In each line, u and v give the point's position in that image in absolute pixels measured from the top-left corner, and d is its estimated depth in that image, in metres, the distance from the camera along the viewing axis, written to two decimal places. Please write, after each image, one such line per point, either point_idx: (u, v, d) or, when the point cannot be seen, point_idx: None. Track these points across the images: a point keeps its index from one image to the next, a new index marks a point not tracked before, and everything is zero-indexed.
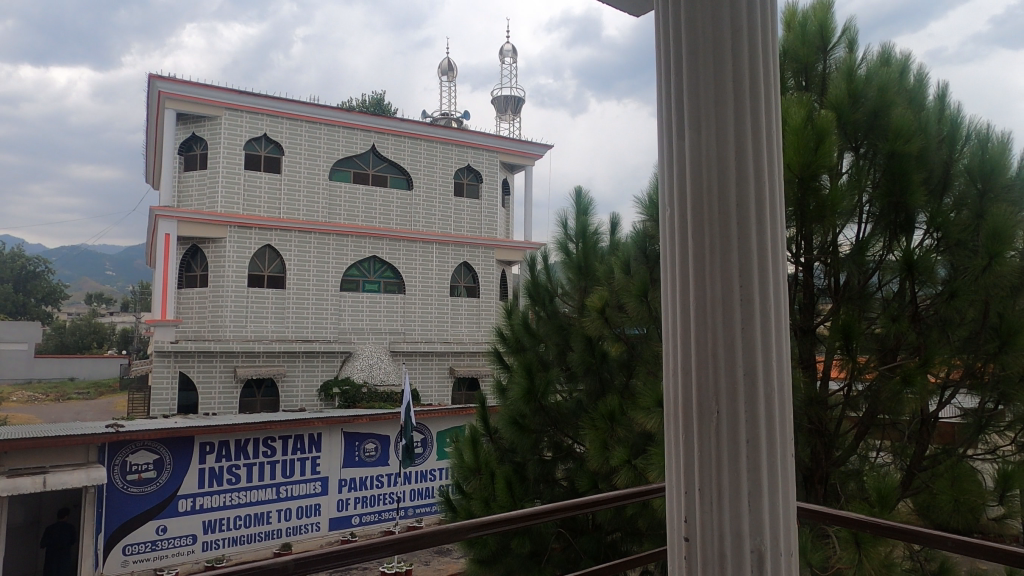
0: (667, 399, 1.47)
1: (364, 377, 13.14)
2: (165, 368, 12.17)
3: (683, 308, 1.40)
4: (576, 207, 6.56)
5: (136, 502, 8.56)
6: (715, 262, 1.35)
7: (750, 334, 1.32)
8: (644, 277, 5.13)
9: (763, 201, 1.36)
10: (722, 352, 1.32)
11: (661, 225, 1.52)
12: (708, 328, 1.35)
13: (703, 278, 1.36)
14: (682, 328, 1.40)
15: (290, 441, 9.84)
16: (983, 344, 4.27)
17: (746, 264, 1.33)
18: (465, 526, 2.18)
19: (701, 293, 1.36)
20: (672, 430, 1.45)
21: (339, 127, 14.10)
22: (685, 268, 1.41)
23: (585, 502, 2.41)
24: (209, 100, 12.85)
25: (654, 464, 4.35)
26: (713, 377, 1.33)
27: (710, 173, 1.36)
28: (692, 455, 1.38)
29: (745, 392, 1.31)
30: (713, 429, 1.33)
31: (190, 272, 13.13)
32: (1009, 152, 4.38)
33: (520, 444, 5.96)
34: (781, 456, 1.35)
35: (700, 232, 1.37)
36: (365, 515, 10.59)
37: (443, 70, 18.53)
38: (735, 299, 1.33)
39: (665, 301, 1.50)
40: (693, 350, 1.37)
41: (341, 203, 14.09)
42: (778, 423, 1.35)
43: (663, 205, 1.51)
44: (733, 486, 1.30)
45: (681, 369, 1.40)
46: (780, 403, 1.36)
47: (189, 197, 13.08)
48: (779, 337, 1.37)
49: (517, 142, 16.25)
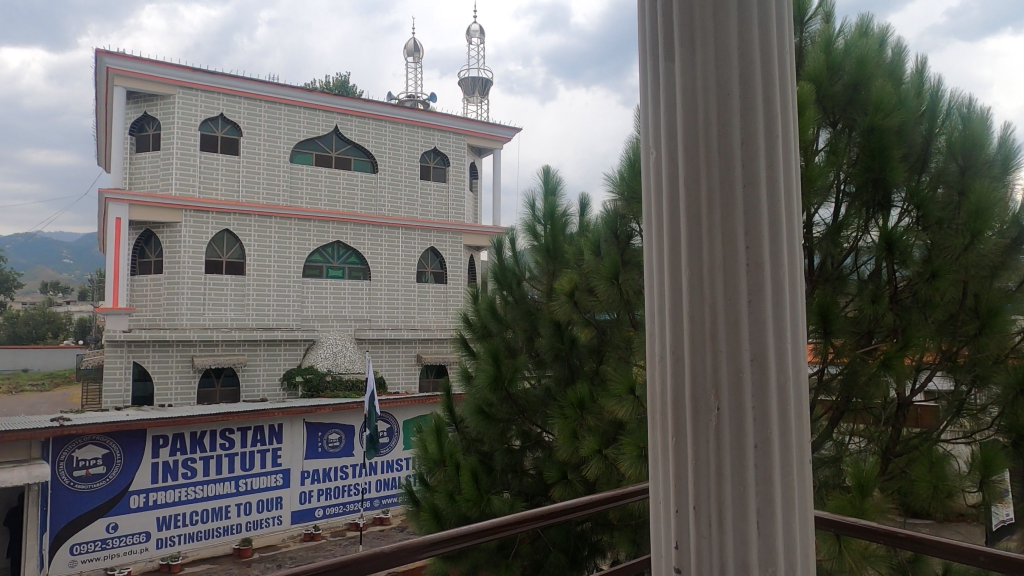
0: (650, 394, 1.24)
1: (328, 366, 12.75)
2: (118, 358, 11.63)
3: (670, 280, 1.16)
4: (543, 188, 6.32)
5: (84, 499, 8.11)
6: (713, 220, 1.10)
7: (759, 308, 1.08)
8: (615, 259, 4.87)
9: (775, 144, 1.11)
10: (724, 328, 1.09)
11: (644, 179, 1.28)
12: (703, 301, 1.11)
13: (697, 240, 1.12)
14: (669, 301, 1.16)
15: (249, 432, 9.46)
16: (962, 327, 4.18)
17: (753, 222, 1.09)
18: (423, 540, 1.88)
19: (694, 259, 1.12)
20: (659, 438, 1.20)
21: (300, 107, 13.58)
22: (675, 229, 1.16)
23: (555, 511, 2.16)
24: (161, 77, 12.22)
25: (625, 454, 4.14)
26: (711, 365, 1.09)
27: (707, 110, 1.12)
28: (685, 462, 1.13)
29: (753, 381, 1.08)
30: (711, 430, 1.09)
31: (144, 258, 12.57)
32: (990, 126, 4.23)
33: (487, 433, 5.73)
34: (797, 463, 1.11)
35: (695, 183, 1.12)
36: (329, 507, 10.31)
37: (408, 51, 18.06)
38: (740, 268, 1.09)
39: (647, 274, 1.27)
40: (685, 330, 1.13)
41: (303, 186, 13.59)
42: (793, 421, 1.11)
43: (645, 158, 1.27)
44: (737, 505, 1.07)
45: (670, 356, 1.15)
46: (795, 397, 1.12)
47: (142, 180, 12.49)
48: (794, 314, 1.13)
49: (485, 125, 15.88)
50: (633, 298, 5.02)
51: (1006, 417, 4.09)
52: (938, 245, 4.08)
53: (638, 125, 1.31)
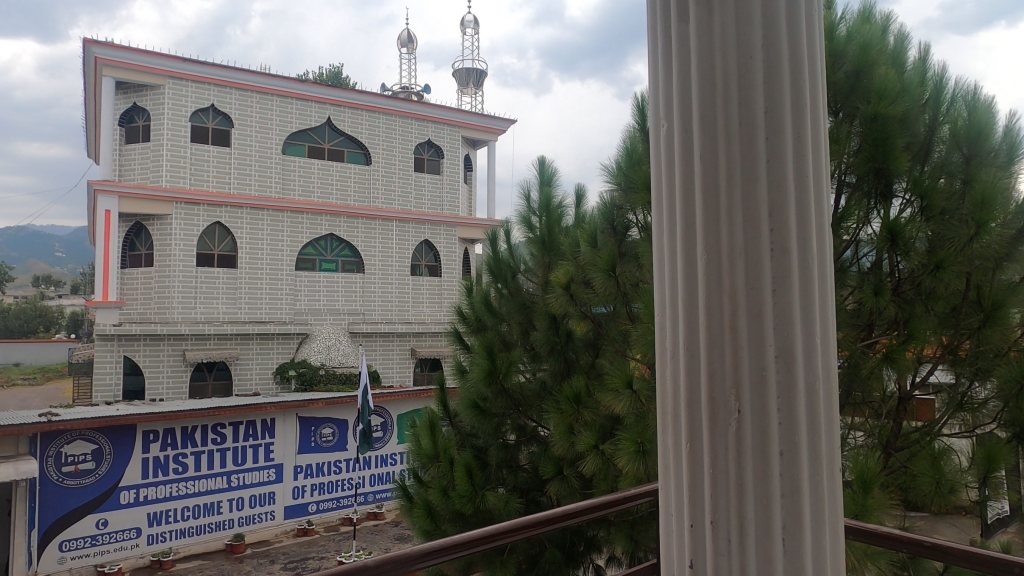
0: (661, 395, 1.14)
1: (322, 359, 12.62)
2: (108, 352, 11.51)
3: (683, 268, 1.06)
4: (539, 179, 6.23)
5: (73, 495, 7.99)
6: (733, 201, 1.00)
7: (785, 299, 0.98)
8: (613, 251, 4.76)
9: (804, 115, 1.00)
10: (745, 322, 0.99)
11: (654, 159, 1.18)
12: (723, 291, 1.01)
13: (715, 223, 1.02)
14: (682, 292, 1.06)
15: (241, 427, 9.35)
16: (965, 320, 4.11)
17: (779, 202, 0.98)
18: (418, 549, 1.75)
19: (712, 244, 1.02)
20: (671, 444, 1.10)
21: (292, 98, 13.42)
22: (689, 212, 1.06)
23: (551, 517, 2.06)
24: (151, 67, 12.02)
25: (622, 450, 4.06)
26: (731, 362, 0.99)
27: (726, 79, 1.01)
28: (702, 470, 1.03)
29: (778, 379, 0.97)
30: (732, 433, 0.99)
31: (134, 251, 12.41)
32: (995, 115, 4.14)
33: (481, 428, 5.63)
34: (827, 472, 1.01)
35: (713, 158, 1.02)
36: (322, 502, 10.22)
37: (402, 42, 17.88)
38: (763, 252, 0.98)
39: (658, 263, 1.17)
40: (702, 322, 1.03)
41: (296, 178, 13.44)
42: (824, 425, 1.00)
43: (655, 135, 1.17)
44: (760, 519, 0.97)
45: (684, 351, 1.06)
46: (824, 397, 1.02)
47: (132, 171, 12.31)
48: (824, 305, 1.03)
49: (480, 116, 15.74)
50: (629, 291, 4.94)
51: (1008, 411, 4.01)
52: (942, 236, 4.01)
53: (646, 99, 1.20)
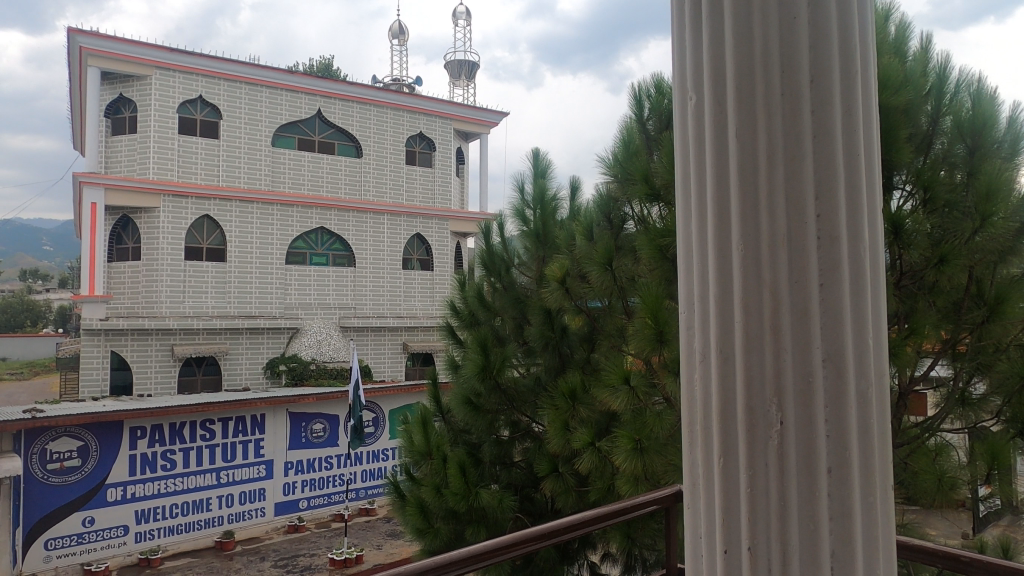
0: (688, 404, 1.04)
1: (313, 354, 12.46)
2: (94, 347, 11.34)
3: (715, 262, 0.97)
4: (533, 171, 6.11)
5: (58, 493, 7.83)
6: (774, 186, 0.91)
7: (833, 294, 0.88)
8: (609, 244, 4.64)
9: (854, 89, 0.91)
10: (788, 321, 0.89)
11: (681, 142, 1.08)
12: (763, 287, 0.91)
13: (755, 211, 0.92)
14: (715, 289, 0.97)
15: (231, 423, 9.21)
16: (968, 314, 4.04)
17: (827, 188, 0.89)
18: (401, 570, 1.58)
19: (750, 234, 0.92)
20: (701, 459, 1.01)
21: (281, 90, 13.22)
22: (723, 198, 0.96)
23: (552, 530, 1.89)
24: (137, 57, 11.80)
25: (619, 448, 3.96)
26: (772, 368, 0.90)
27: (766, 50, 0.91)
28: (737, 486, 0.93)
29: (826, 385, 0.88)
30: (773, 445, 0.90)
31: (121, 244, 12.20)
32: (999, 106, 4.06)
33: (475, 425, 5.54)
34: (880, 489, 0.91)
35: (750, 140, 0.92)
36: (314, 499, 10.13)
37: (393, 33, 17.68)
38: (810, 242, 0.89)
39: (685, 258, 1.07)
40: (738, 320, 0.93)
41: (286, 171, 13.25)
42: (875, 437, 0.91)
43: (682, 116, 1.07)
44: (806, 546, 0.87)
45: (716, 355, 0.96)
46: (876, 405, 0.92)
47: (118, 163, 12.09)
48: (877, 304, 0.93)
49: (472, 109, 15.59)
50: (626, 284, 4.85)
51: (1010, 407, 3.95)
52: (947, 230, 3.95)
53: (671, 75, 1.11)
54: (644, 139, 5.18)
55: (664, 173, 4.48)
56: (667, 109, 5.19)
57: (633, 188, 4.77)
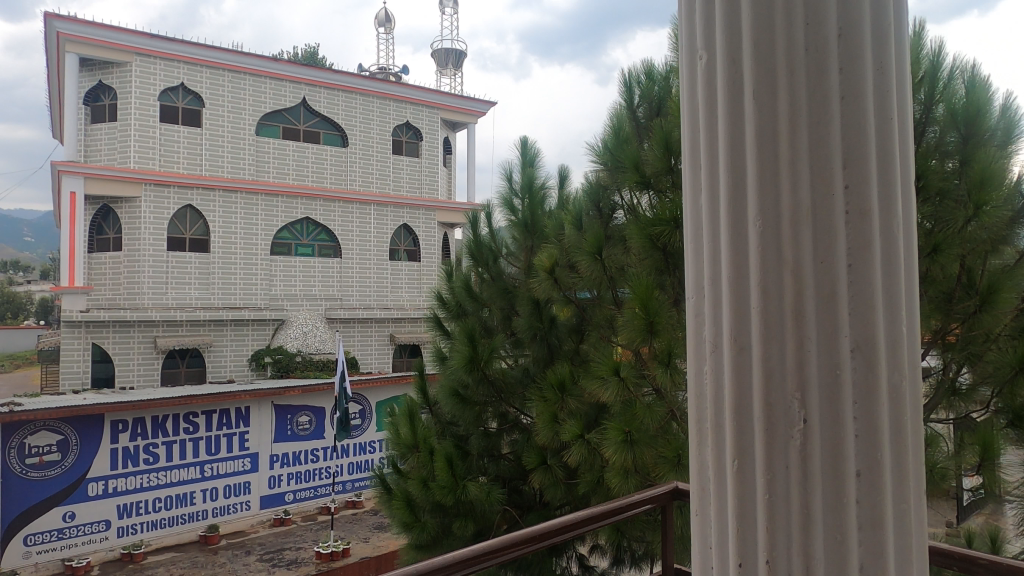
0: (697, 397, 0.98)
1: (298, 346, 12.27)
2: (75, 339, 11.14)
3: (728, 242, 0.89)
4: (521, 159, 6.02)
5: (37, 488, 7.67)
6: (798, 156, 0.83)
7: (862, 278, 0.81)
8: (598, 233, 4.55)
9: (885, 55, 0.84)
10: (812, 305, 0.82)
11: (688, 114, 1.00)
12: (783, 267, 0.84)
13: (775, 183, 0.85)
14: (729, 272, 0.89)
15: (214, 416, 9.08)
16: (959, 304, 4.00)
17: (856, 157, 0.82)
18: None
19: (770, 210, 0.85)
20: (711, 459, 0.94)
21: (266, 77, 13.00)
22: (739, 174, 0.88)
23: (538, 534, 1.79)
24: (117, 43, 11.53)
25: (608, 440, 3.90)
26: (795, 358, 0.83)
27: (788, 8, 0.83)
28: (756, 489, 0.86)
29: (855, 376, 0.81)
30: (796, 444, 0.82)
31: (102, 235, 11.98)
32: (993, 95, 4.03)
33: (462, 417, 5.46)
34: (911, 493, 0.84)
35: (770, 109, 0.85)
36: (300, 491, 10.03)
37: (379, 21, 17.47)
38: (837, 218, 0.81)
39: (694, 238, 0.99)
40: (756, 306, 0.86)
41: (270, 160, 13.05)
42: (908, 434, 0.84)
43: (691, 85, 0.99)
44: (832, 560, 0.80)
45: (730, 343, 0.88)
46: (908, 399, 0.85)
47: (99, 152, 11.83)
48: (909, 288, 0.86)
49: (458, 98, 15.44)
50: (615, 274, 4.78)
51: (1000, 398, 3.95)
52: (939, 219, 3.94)
53: (678, 37, 1.03)
54: (633, 126, 5.12)
55: (655, 160, 4.40)
56: (658, 96, 5.15)
57: (623, 176, 4.69)
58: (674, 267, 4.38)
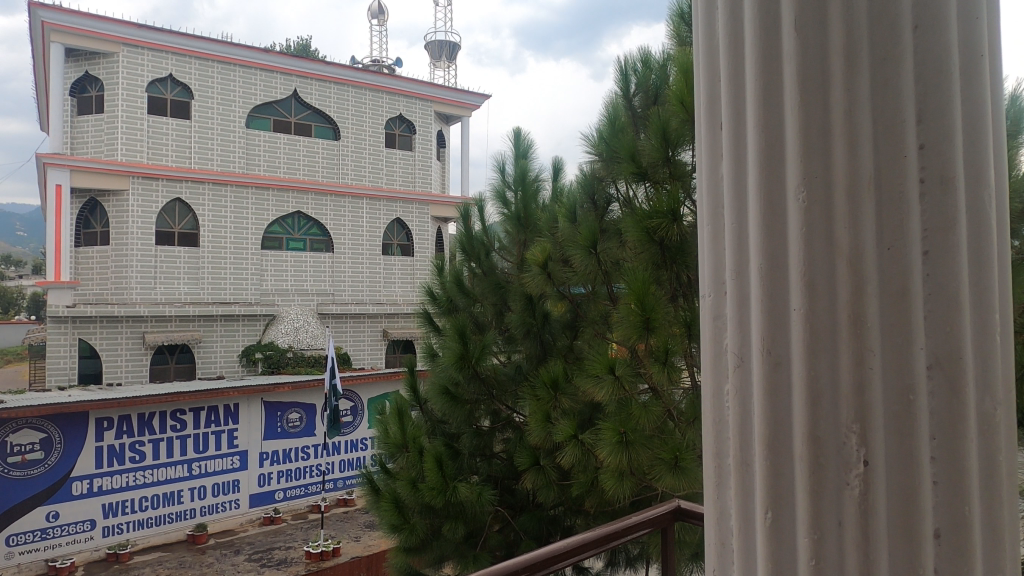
0: (718, 423, 0.83)
1: (289, 342, 12.05)
2: (61, 335, 10.91)
3: (760, 237, 0.75)
4: (514, 151, 5.87)
5: (19, 487, 7.49)
6: (859, 119, 0.68)
7: (939, 283, 0.67)
8: (593, 226, 4.39)
9: (971, 10, 0.69)
10: (875, 303, 0.67)
11: (706, 86, 0.86)
12: (837, 258, 0.69)
13: (825, 156, 0.70)
14: (762, 270, 0.75)
15: (202, 413, 8.90)
16: None
17: (933, 115, 0.67)
18: None
19: (820, 192, 0.70)
20: (733, 503, 0.80)
21: (256, 69, 12.78)
22: (777, 154, 0.74)
23: (528, 564, 1.56)
24: (104, 33, 11.29)
25: (603, 441, 3.75)
26: (853, 376, 0.68)
27: None
28: (802, 540, 0.71)
29: (933, 398, 0.67)
30: (855, 486, 0.68)
31: (89, 229, 11.75)
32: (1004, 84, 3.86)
33: (452, 415, 5.29)
34: (1006, 550, 0.69)
35: (821, 77, 0.70)
36: (290, 490, 9.88)
37: (372, 13, 17.25)
38: (911, 207, 0.67)
39: (713, 230, 0.85)
40: (800, 317, 0.71)
41: (261, 153, 12.85)
42: (1000, 475, 0.69)
43: (709, 49, 0.85)
44: None
45: (762, 358, 0.75)
46: (1002, 432, 0.71)
47: (85, 144, 11.60)
48: (998, 293, 0.72)
49: (452, 91, 15.22)
50: (610, 269, 4.63)
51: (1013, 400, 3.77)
52: None
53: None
54: (630, 116, 4.98)
55: (652, 150, 4.25)
56: (655, 85, 5.00)
57: (620, 166, 4.55)
58: (673, 262, 4.23)
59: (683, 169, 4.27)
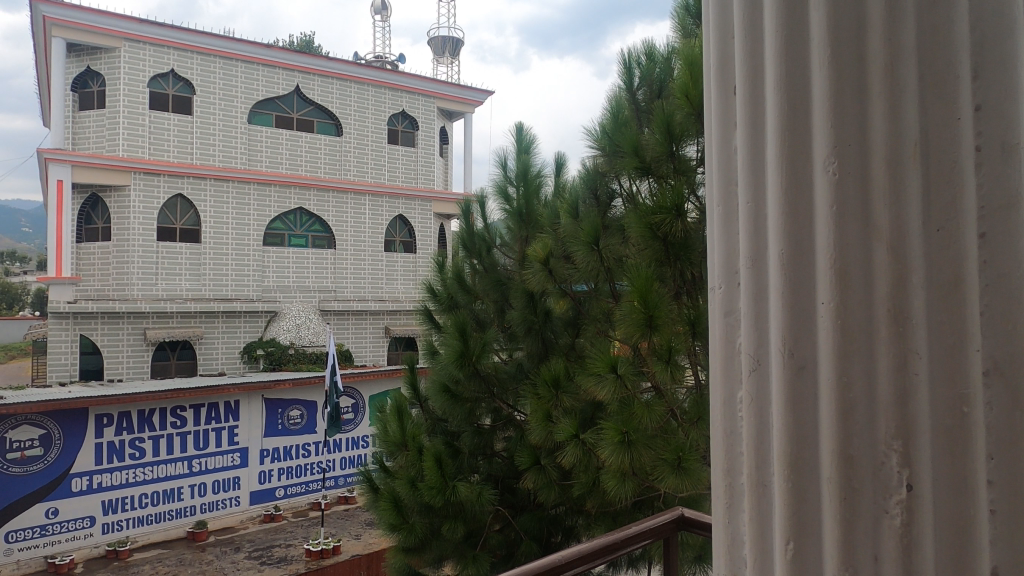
0: (730, 429, 0.76)
1: (291, 339, 11.99)
2: (63, 331, 10.88)
3: (783, 222, 0.68)
4: (516, 146, 5.78)
5: (18, 483, 7.45)
6: (901, 81, 0.60)
7: (992, 277, 0.59)
8: (595, 222, 4.31)
9: None
10: (920, 296, 0.60)
11: (718, 58, 0.79)
12: (875, 242, 0.62)
13: (861, 128, 0.62)
14: (783, 258, 0.68)
15: (203, 410, 8.84)
16: None
17: (992, 79, 0.59)
18: None
19: (854, 167, 0.63)
20: (748, 528, 0.73)
21: (258, 64, 12.71)
22: (806, 124, 0.66)
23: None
24: (104, 28, 11.21)
25: (603, 441, 3.68)
26: (892, 385, 0.61)
27: None
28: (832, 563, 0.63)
29: (989, 404, 0.59)
30: (897, 504, 0.60)
31: (90, 224, 11.70)
32: None
33: (452, 413, 5.23)
34: None
35: (860, 37, 0.62)
36: (291, 487, 9.84)
37: (375, 9, 17.18)
38: (965, 183, 0.59)
39: (725, 215, 0.78)
40: (832, 312, 0.64)
41: (263, 149, 12.79)
42: None
43: (724, 19, 0.78)
44: None
45: (784, 362, 0.68)
46: None
47: (87, 140, 11.55)
48: None
49: (455, 87, 15.11)
50: (612, 265, 4.55)
51: None
52: None
53: None
54: (633, 109, 4.90)
55: (656, 145, 4.17)
56: (658, 78, 4.93)
57: (622, 161, 4.48)
58: (677, 260, 4.14)
59: (687, 164, 4.18)
